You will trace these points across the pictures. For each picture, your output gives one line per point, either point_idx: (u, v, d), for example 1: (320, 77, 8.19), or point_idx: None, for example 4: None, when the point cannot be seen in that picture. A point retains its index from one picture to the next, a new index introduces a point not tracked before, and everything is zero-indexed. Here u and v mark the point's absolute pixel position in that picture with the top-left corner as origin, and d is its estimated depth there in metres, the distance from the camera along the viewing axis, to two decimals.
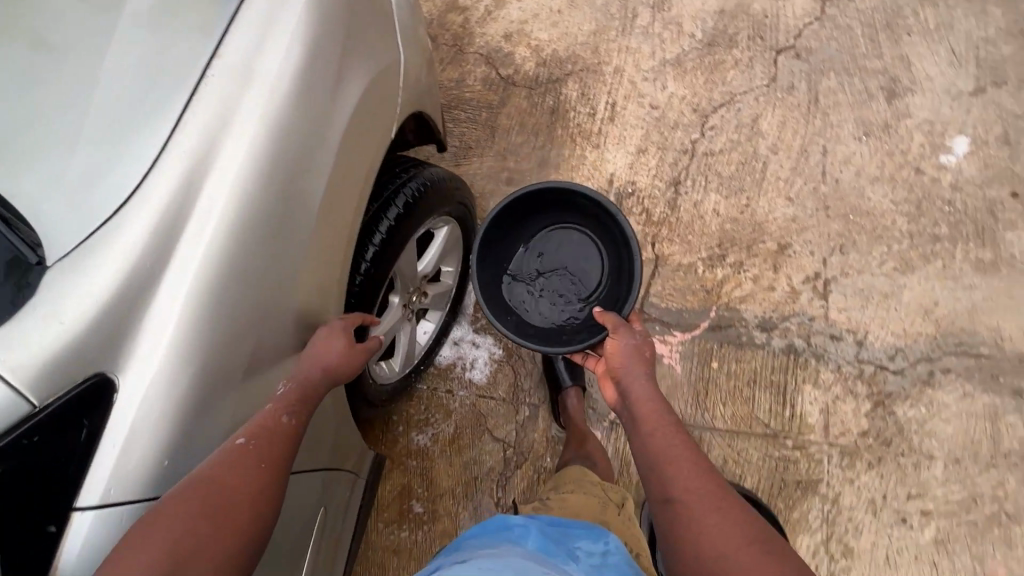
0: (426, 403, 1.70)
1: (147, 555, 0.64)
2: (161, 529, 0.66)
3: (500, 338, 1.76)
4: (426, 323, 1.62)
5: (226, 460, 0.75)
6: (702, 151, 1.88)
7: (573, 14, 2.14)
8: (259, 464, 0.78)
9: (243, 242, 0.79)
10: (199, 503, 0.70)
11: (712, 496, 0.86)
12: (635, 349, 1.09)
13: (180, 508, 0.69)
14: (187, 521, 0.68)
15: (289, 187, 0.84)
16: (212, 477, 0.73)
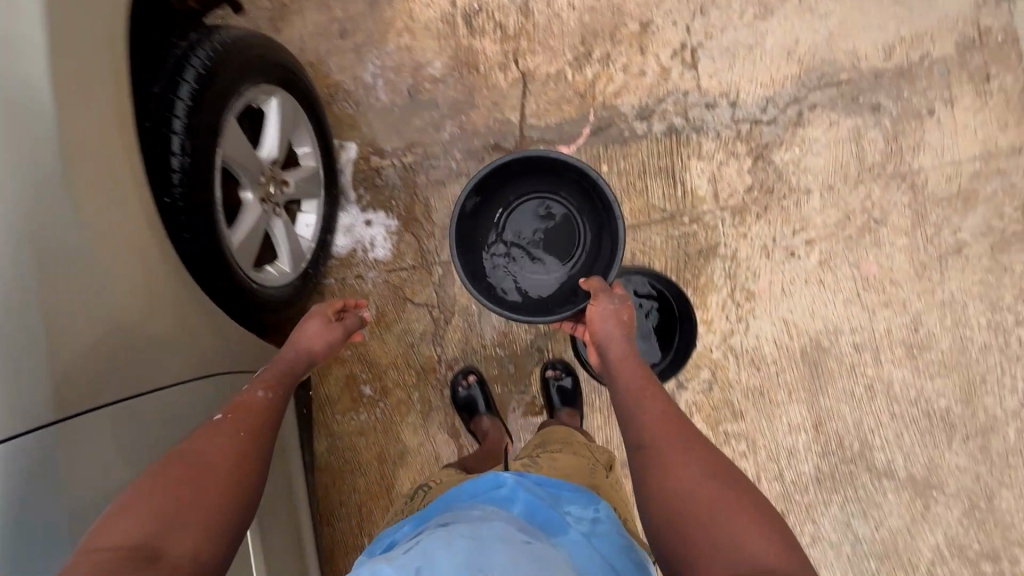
0: (341, 296, 1.67)
1: (141, 522, 0.76)
2: (153, 504, 0.78)
3: (390, 209, 1.67)
4: (307, 217, 1.51)
5: (202, 435, 0.91)
6: None
7: None
8: (239, 436, 0.94)
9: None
10: (190, 483, 0.83)
11: (686, 444, 0.96)
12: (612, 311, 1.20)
13: (172, 480, 0.82)
14: (177, 495, 0.81)
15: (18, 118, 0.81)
16: (198, 454, 0.87)
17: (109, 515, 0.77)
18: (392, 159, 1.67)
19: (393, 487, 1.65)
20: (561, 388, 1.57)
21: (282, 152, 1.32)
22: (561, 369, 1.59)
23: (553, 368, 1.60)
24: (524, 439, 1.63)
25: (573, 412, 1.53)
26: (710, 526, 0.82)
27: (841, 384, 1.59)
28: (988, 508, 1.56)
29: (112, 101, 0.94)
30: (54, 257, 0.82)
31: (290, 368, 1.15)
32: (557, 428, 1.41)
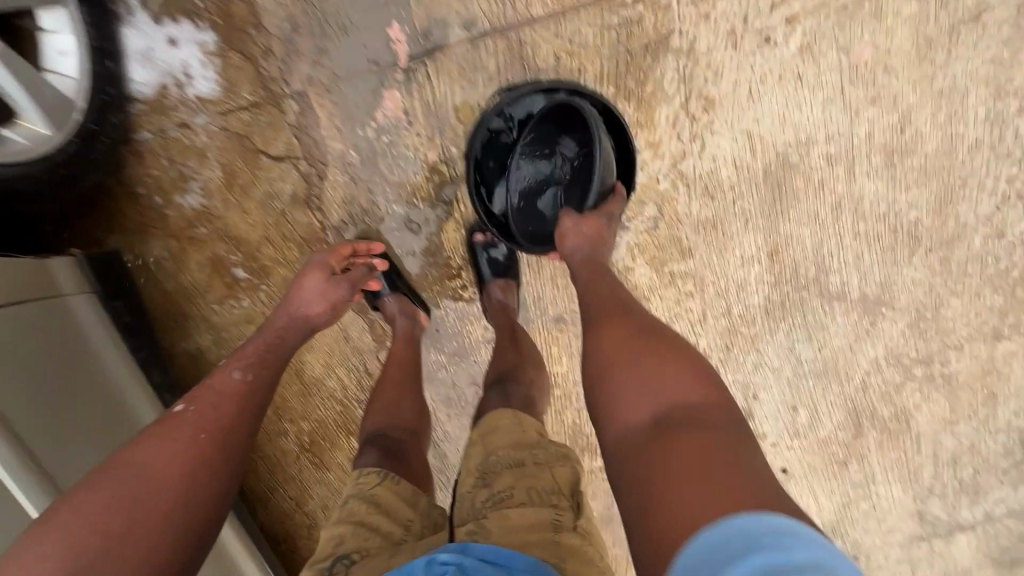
0: (167, 154, 1.22)
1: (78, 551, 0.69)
2: (93, 523, 0.71)
3: (200, 15, 1.14)
4: (61, 41, 1.02)
5: (161, 434, 0.82)
6: None
7: None
8: (199, 436, 0.83)
9: None
10: (138, 503, 0.74)
11: (627, 318, 0.93)
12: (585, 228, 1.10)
13: (120, 491, 0.74)
14: (126, 517, 0.73)
15: None
16: (156, 466, 0.78)
17: (44, 533, 0.70)
18: None
19: (304, 370, 1.46)
20: (493, 257, 1.30)
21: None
22: (491, 233, 1.30)
23: (480, 232, 1.30)
24: (444, 305, 1.39)
25: (508, 284, 1.30)
26: (683, 424, 0.74)
27: (804, 205, 1.34)
28: (933, 318, 1.49)
29: None
30: None
31: (281, 350, 1.01)
32: (499, 418, 0.93)
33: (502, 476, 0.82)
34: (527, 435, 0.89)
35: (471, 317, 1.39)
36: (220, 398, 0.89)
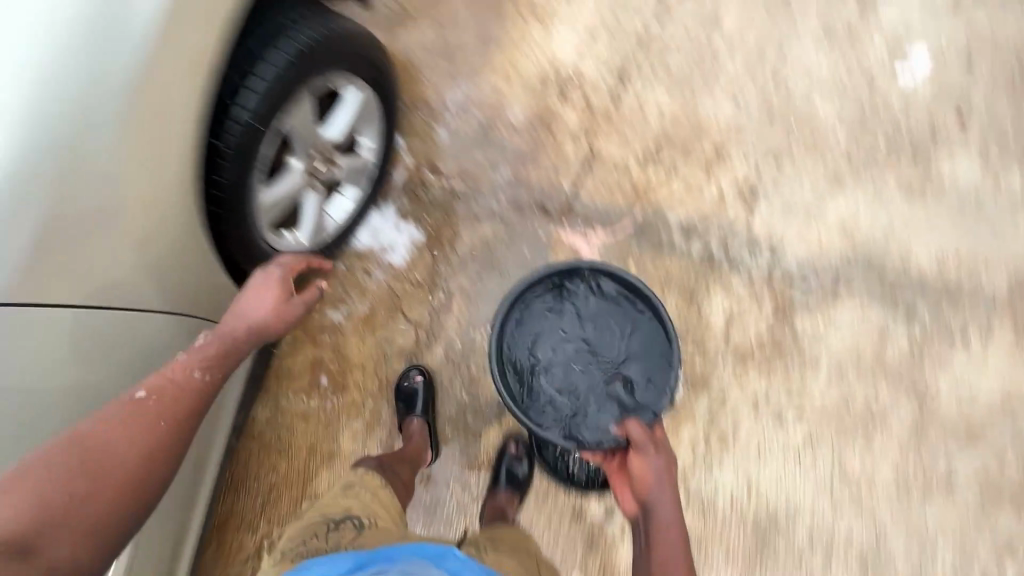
0: (342, 282, 1.68)
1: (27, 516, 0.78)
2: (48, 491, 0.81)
3: (422, 223, 1.71)
4: (344, 200, 1.54)
5: (120, 418, 0.92)
6: (655, 41, 1.76)
7: None
8: (157, 419, 0.95)
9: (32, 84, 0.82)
10: (104, 485, 0.86)
11: (676, 520, 1.07)
12: (658, 467, 1.13)
13: (79, 471, 0.84)
14: (86, 492, 0.84)
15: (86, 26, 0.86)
16: (111, 446, 0.89)
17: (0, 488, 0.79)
18: (441, 178, 1.73)
19: (311, 480, 1.63)
20: (514, 472, 1.54)
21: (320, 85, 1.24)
22: (521, 451, 1.57)
23: (514, 445, 1.57)
24: (453, 487, 1.59)
25: (513, 498, 1.52)
26: None
27: (780, 567, 1.50)
28: None
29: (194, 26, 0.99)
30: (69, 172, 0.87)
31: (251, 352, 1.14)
32: (504, 532, 1.23)
33: (506, 545, 1.15)
34: (522, 539, 1.23)
35: (467, 509, 1.58)
36: (182, 395, 0.99)
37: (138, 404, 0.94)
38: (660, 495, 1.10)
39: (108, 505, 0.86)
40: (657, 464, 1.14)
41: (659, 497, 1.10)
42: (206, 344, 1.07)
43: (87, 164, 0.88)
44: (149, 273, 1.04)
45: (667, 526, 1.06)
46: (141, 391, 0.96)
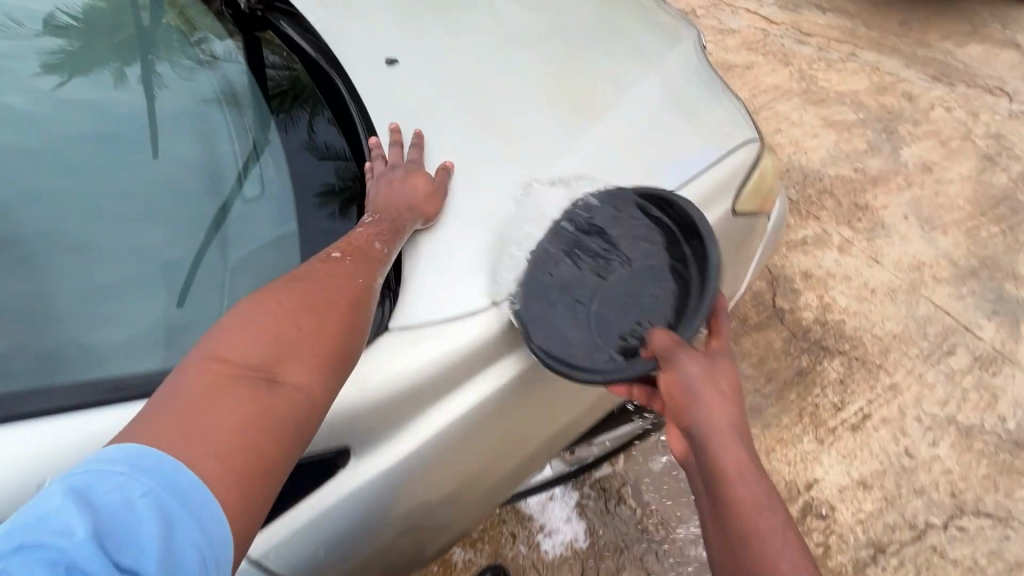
0: (487, 527, 1.58)
1: (243, 345, 0.74)
2: (253, 318, 0.77)
3: (592, 532, 1.58)
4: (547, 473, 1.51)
5: (322, 269, 0.90)
6: (930, 542, 1.56)
7: (886, 304, 1.95)
8: (355, 276, 0.91)
9: (521, 384, 1.03)
10: (306, 331, 0.79)
11: (730, 428, 0.83)
12: (695, 369, 0.88)
13: (285, 299, 0.82)
14: (295, 338, 0.78)
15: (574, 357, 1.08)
16: (313, 284, 0.86)
17: (223, 321, 0.77)
18: (637, 505, 1.61)
19: None
20: None
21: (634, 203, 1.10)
22: None
23: None
24: None
25: None
26: None
27: None
28: None
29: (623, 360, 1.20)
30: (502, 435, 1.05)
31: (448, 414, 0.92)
32: None
33: None
34: None
35: None
36: (362, 258, 0.94)
37: (337, 261, 0.92)
38: (723, 413, 0.84)
39: (325, 339, 0.80)
40: (694, 369, 0.88)
41: (707, 406, 0.84)
42: (359, 232, 1.00)
43: (515, 426, 1.06)
44: (489, 494, 1.16)
45: (736, 471, 0.79)
46: (334, 252, 0.94)
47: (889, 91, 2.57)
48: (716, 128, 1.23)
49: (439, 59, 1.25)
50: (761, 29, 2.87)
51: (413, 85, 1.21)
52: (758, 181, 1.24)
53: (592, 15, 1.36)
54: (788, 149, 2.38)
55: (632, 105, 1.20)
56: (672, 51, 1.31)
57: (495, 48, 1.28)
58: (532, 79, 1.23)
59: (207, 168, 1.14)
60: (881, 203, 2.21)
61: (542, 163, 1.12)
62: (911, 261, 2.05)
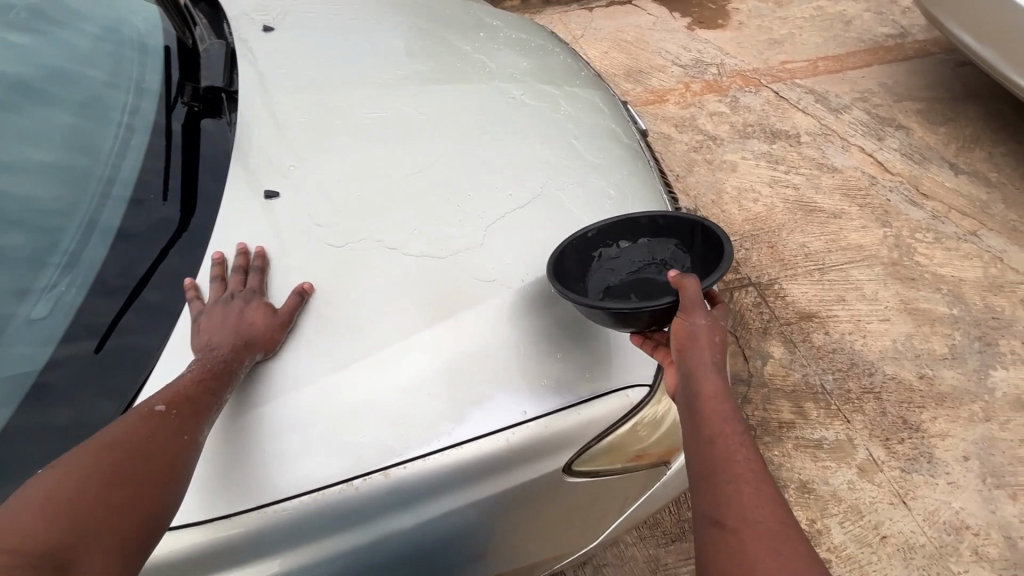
0: None
1: (19, 531, 0.62)
2: (36, 508, 0.64)
3: None
4: None
5: (134, 425, 0.76)
6: None
7: (894, 561, 1.56)
8: (180, 434, 0.78)
9: (382, 554, 0.85)
10: (106, 505, 0.68)
11: (751, 474, 0.74)
12: (696, 330, 0.87)
13: (89, 466, 0.69)
14: (88, 517, 0.66)
15: (443, 538, 0.87)
16: (125, 445, 0.73)
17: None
18: None
19: None
20: None
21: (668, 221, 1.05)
22: None
23: None
24: None
25: None
26: None
27: None
28: None
29: (532, 544, 0.99)
30: None
31: (234, 537, 0.79)
32: None
33: None
34: None
35: None
36: (191, 415, 0.80)
37: (157, 419, 0.77)
38: (747, 461, 0.75)
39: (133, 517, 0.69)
40: (701, 326, 0.87)
41: (705, 358, 0.85)
42: (184, 378, 0.83)
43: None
44: None
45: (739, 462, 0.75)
46: (156, 404, 0.79)
47: (1005, 291, 2.09)
48: (616, 360, 0.96)
49: (347, 189, 1.10)
50: (869, 175, 2.51)
51: (304, 220, 1.05)
52: (628, 433, 0.94)
53: (551, 171, 1.15)
54: (845, 325, 2.02)
55: (518, 308, 0.96)
56: (622, 238, 1.07)
57: (411, 190, 1.10)
58: (426, 230, 1.04)
59: (37, 251, 0.99)
60: (938, 430, 1.79)
61: (368, 343, 0.91)
62: (950, 520, 1.63)
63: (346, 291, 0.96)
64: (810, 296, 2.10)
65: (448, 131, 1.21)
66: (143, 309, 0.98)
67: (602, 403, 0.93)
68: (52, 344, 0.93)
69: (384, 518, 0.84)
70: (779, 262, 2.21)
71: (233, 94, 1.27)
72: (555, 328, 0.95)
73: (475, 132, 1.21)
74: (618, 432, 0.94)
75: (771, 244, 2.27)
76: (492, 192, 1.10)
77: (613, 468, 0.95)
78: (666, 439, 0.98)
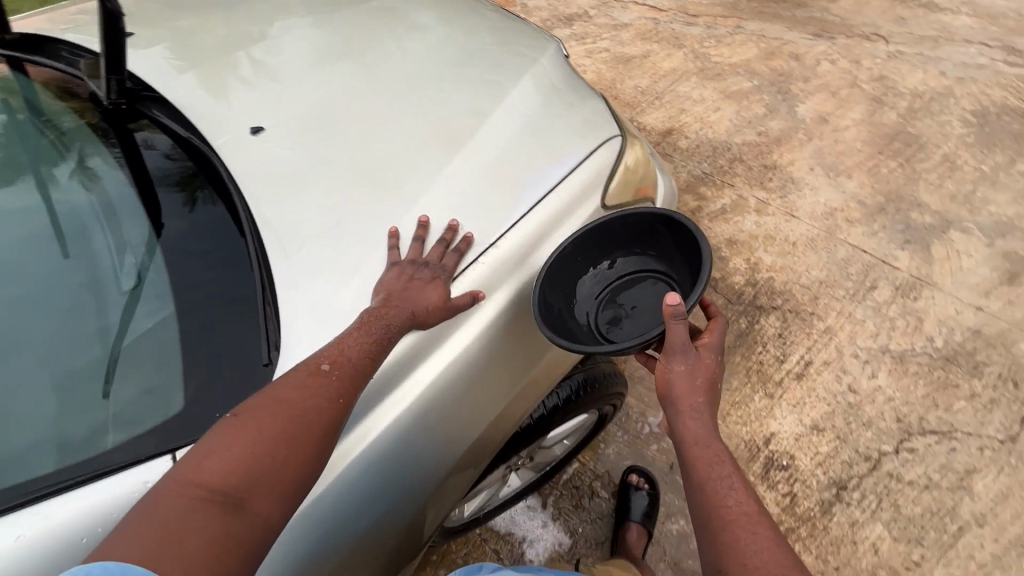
0: (468, 550, 1.58)
1: (214, 466, 0.68)
2: (226, 446, 0.70)
3: (572, 531, 1.61)
4: (515, 479, 1.52)
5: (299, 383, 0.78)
6: (886, 469, 1.61)
7: (807, 253, 2.05)
8: (338, 396, 0.78)
9: (504, 330, 0.97)
10: (274, 455, 0.72)
11: (745, 518, 0.81)
12: (676, 377, 0.95)
13: (265, 414, 0.74)
14: (263, 462, 0.71)
15: (546, 302, 1.01)
16: (294, 397, 0.76)
17: (201, 447, 0.70)
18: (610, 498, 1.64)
19: None
20: None
21: (619, 224, 1.07)
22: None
23: None
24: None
25: None
26: None
27: None
28: None
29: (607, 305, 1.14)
30: (520, 361, 1.01)
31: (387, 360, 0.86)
32: None
33: None
34: None
35: None
36: (349, 376, 0.80)
37: (319, 378, 0.78)
38: (738, 505, 0.84)
39: (295, 469, 0.73)
40: (680, 371, 0.95)
41: (683, 407, 0.94)
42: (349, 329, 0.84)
43: (534, 345, 1.02)
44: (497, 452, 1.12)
45: (735, 509, 0.83)
46: (322, 361, 0.80)
47: (777, 54, 2.72)
48: (595, 123, 1.15)
49: (300, 109, 1.11)
50: (651, 19, 3.01)
51: (279, 134, 1.07)
52: (625, 171, 1.12)
53: (460, 38, 1.31)
54: (694, 126, 2.49)
55: (514, 109, 1.11)
56: (541, 58, 1.27)
57: (363, 77, 1.17)
58: (398, 95, 1.13)
59: (78, 253, 0.95)
60: (788, 160, 2.33)
61: (406, 177, 1.00)
62: (824, 210, 2.16)
63: (359, 154, 1.03)
64: (661, 118, 2.54)
65: (351, 40, 1.28)
66: (182, 260, 0.94)
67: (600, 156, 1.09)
68: (167, 302, 0.89)
69: (467, 327, 0.94)
70: (627, 106, 2.61)
71: (151, 92, 1.17)
72: (543, 113, 1.12)
73: (377, 34, 1.29)
74: (619, 170, 1.10)
75: (614, 97, 2.66)
76: (419, 62, 1.22)
77: (627, 200, 1.11)
78: (650, 176, 1.18)
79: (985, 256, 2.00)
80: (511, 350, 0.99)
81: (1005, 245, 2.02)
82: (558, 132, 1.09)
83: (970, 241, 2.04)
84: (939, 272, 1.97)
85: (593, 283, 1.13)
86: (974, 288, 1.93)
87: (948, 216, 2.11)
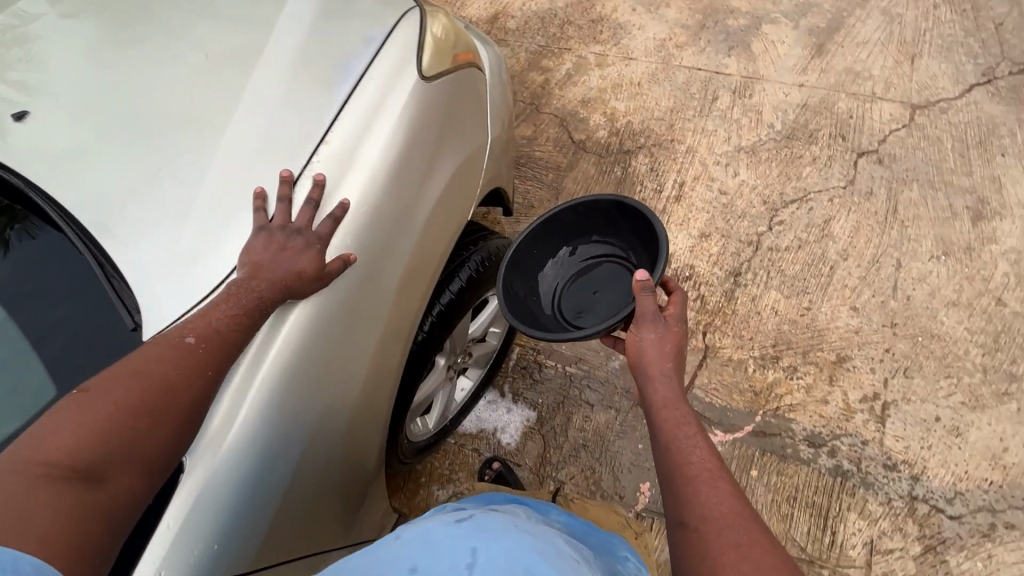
0: (451, 459, 1.68)
1: (62, 442, 0.67)
2: (75, 423, 0.69)
3: (535, 405, 1.72)
4: (465, 381, 1.60)
5: (156, 354, 0.76)
6: (766, 245, 1.83)
7: (652, 88, 2.17)
8: (204, 368, 0.77)
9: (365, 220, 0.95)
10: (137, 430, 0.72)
11: (708, 475, 0.84)
12: (647, 346, 0.99)
13: (119, 387, 0.72)
14: (123, 435, 0.71)
15: (397, 182, 0.99)
16: (153, 368, 0.75)
17: (46, 424, 0.69)
18: (557, 363, 1.77)
19: None
20: None
21: (572, 213, 1.22)
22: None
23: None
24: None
25: None
26: None
27: None
28: None
29: (464, 176, 1.15)
30: (393, 247, 0.99)
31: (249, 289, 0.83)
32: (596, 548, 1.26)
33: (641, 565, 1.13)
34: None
35: None
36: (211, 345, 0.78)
37: (181, 351, 0.76)
38: (702, 462, 0.86)
39: (163, 444, 0.73)
40: (651, 340, 0.99)
41: (654, 373, 0.97)
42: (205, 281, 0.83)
43: (402, 228, 1.00)
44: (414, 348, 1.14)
45: (696, 464, 0.86)
46: (187, 334, 0.78)
47: None
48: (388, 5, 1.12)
49: (63, 79, 0.99)
50: None
51: (50, 112, 0.95)
52: (435, 40, 1.11)
53: None
54: (517, 4, 2.46)
55: (299, 13, 1.05)
56: None
57: (124, 28, 1.05)
58: (172, 36, 1.04)
59: None
60: (611, 9, 2.38)
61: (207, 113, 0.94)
62: (655, 44, 2.26)
63: (150, 107, 0.95)
64: (483, 7, 2.48)
65: None
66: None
67: (402, 34, 1.07)
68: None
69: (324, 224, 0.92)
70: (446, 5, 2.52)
71: None
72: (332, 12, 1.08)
73: None
74: (428, 41, 1.09)
75: None
76: None
77: (447, 68, 1.11)
78: (463, 41, 1.18)
79: (796, 38, 2.20)
80: (379, 237, 0.97)
81: (808, 23, 2.23)
82: (351, 25, 1.06)
83: (780, 30, 2.23)
84: (763, 66, 2.16)
85: (556, 270, 1.28)
86: (793, 69, 2.14)
87: (757, 14, 2.28)
